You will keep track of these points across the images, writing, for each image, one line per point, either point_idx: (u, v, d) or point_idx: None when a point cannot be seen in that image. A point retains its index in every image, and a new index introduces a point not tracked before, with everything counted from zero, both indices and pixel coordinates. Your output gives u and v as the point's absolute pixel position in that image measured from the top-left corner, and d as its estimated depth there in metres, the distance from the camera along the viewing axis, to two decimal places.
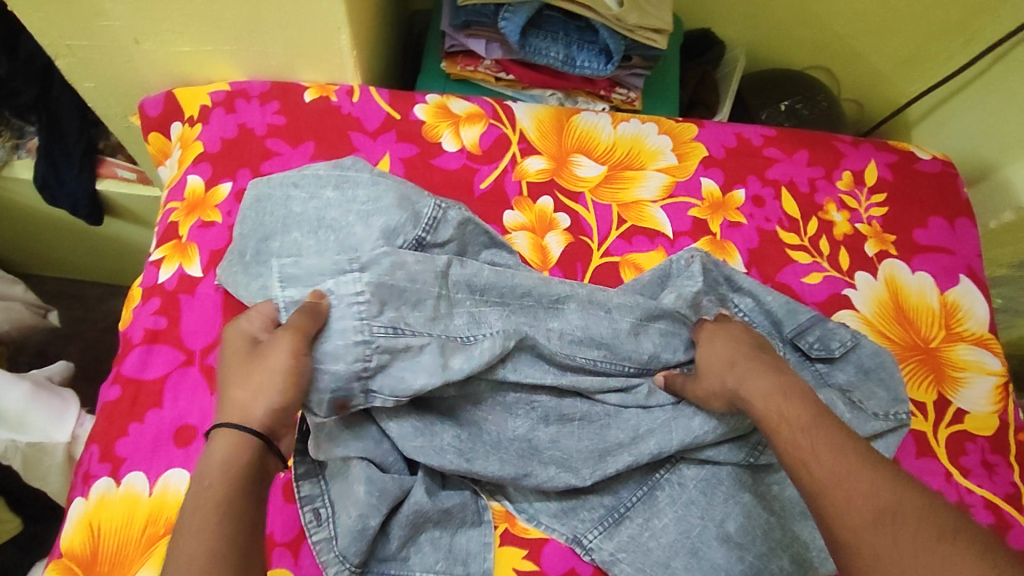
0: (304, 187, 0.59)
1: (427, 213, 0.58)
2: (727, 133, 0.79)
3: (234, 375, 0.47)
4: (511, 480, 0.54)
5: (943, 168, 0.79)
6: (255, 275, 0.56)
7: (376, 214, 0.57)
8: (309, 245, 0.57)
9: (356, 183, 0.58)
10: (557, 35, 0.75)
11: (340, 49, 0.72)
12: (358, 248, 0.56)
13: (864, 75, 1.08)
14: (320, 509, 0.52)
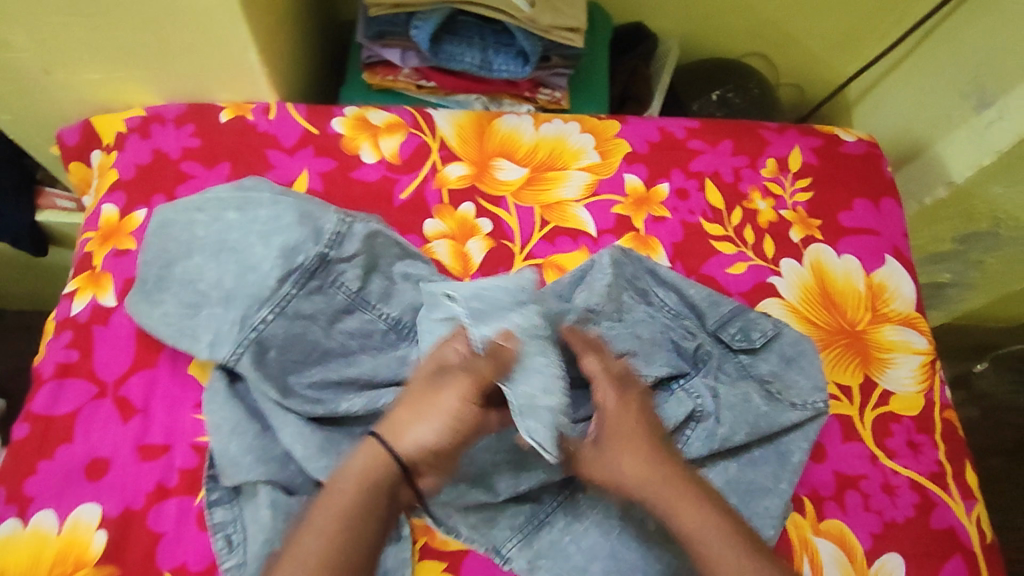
0: (208, 211, 0.58)
1: (331, 229, 0.58)
2: (650, 127, 0.78)
3: (417, 400, 0.51)
4: (423, 497, 0.54)
5: (868, 150, 0.79)
6: (156, 302, 0.56)
7: (276, 233, 0.57)
8: (212, 268, 0.56)
9: (258, 204, 0.58)
10: (472, 40, 0.74)
11: (252, 68, 0.71)
12: (258, 267, 0.56)
13: (801, 59, 1.09)
14: (232, 535, 0.53)
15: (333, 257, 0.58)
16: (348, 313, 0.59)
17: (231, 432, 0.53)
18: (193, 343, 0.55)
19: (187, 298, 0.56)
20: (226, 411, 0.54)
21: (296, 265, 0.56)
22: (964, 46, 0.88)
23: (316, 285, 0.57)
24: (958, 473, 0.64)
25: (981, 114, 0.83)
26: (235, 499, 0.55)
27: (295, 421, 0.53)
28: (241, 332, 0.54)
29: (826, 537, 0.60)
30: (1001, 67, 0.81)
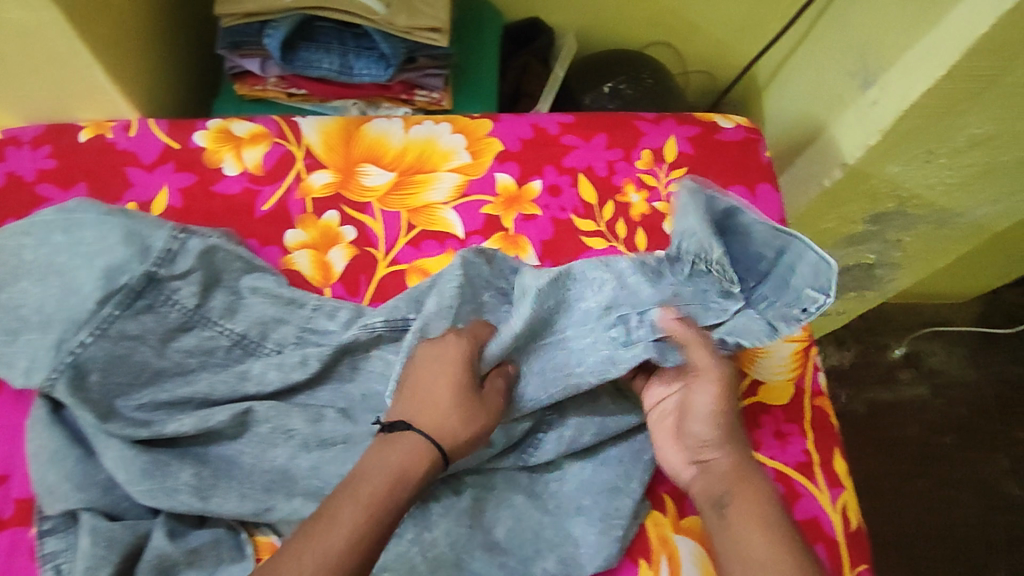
0: (33, 234, 0.56)
1: (160, 245, 0.58)
2: (523, 124, 0.77)
3: (456, 411, 0.55)
4: (250, 515, 0.54)
5: (746, 136, 0.78)
6: None
7: (101, 254, 0.55)
8: (31, 293, 0.54)
9: (83, 225, 0.57)
10: (331, 45, 0.74)
11: (103, 86, 0.70)
12: (80, 291, 0.54)
13: (706, 45, 1.08)
14: (61, 565, 0.51)
15: (162, 275, 0.57)
16: (186, 332, 0.58)
17: (51, 460, 0.53)
18: (10, 372, 0.54)
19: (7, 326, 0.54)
20: (48, 437, 0.53)
21: (119, 286, 0.55)
22: (851, 25, 0.86)
23: (144, 304, 0.56)
24: (825, 460, 0.63)
25: (866, 93, 0.82)
26: (72, 527, 0.52)
27: (118, 444, 0.53)
28: (58, 357, 0.52)
29: (686, 534, 0.60)
30: (881, 45, 0.80)
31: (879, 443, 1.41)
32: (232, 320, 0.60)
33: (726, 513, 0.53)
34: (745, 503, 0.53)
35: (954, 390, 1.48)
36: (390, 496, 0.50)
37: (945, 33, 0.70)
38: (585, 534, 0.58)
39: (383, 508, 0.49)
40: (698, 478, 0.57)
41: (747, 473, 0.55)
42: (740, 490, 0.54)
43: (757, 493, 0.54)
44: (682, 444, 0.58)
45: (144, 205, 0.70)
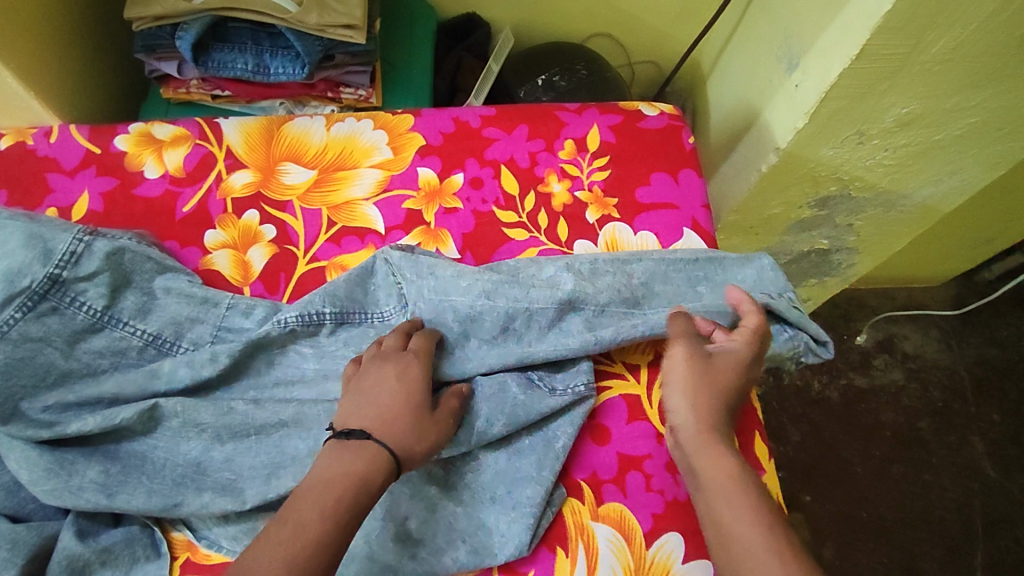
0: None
1: (61, 248, 0.56)
2: (445, 119, 0.77)
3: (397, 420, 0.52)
4: (158, 511, 0.53)
5: (668, 123, 0.78)
6: None
7: (0, 257, 0.55)
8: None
9: None
10: (245, 46, 0.74)
11: (17, 93, 0.70)
12: None
13: (648, 36, 1.08)
14: None
15: (67, 277, 0.56)
16: (94, 331, 0.57)
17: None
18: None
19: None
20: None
21: (21, 288, 0.54)
22: (776, 10, 0.86)
23: (47, 305, 0.55)
24: (745, 444, 0.63)
25: (791, 76, 0.82)
26: None
27: (21, 446, 0.52)
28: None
29: (604, 522, 0.58)
30: (802, 28, 0.80)
31: (853, 430, 1.40)
32: (144, 318, 0.59)
33: (701, 486, 0.51)
34: (714, 480, 0.51)
35: (928, 373, 1.47)
36: (355, 503, 0.47)
37: (853, 13, 0.70)
38: (500, 522, 0.56)
39: (349, 519, 0.47)
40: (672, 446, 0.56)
41: (722, 446, 0.53)
42: (707, 463, 0.52)
43: (731, 468, 0.51)
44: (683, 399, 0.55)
45: (65, 212, 0.70)
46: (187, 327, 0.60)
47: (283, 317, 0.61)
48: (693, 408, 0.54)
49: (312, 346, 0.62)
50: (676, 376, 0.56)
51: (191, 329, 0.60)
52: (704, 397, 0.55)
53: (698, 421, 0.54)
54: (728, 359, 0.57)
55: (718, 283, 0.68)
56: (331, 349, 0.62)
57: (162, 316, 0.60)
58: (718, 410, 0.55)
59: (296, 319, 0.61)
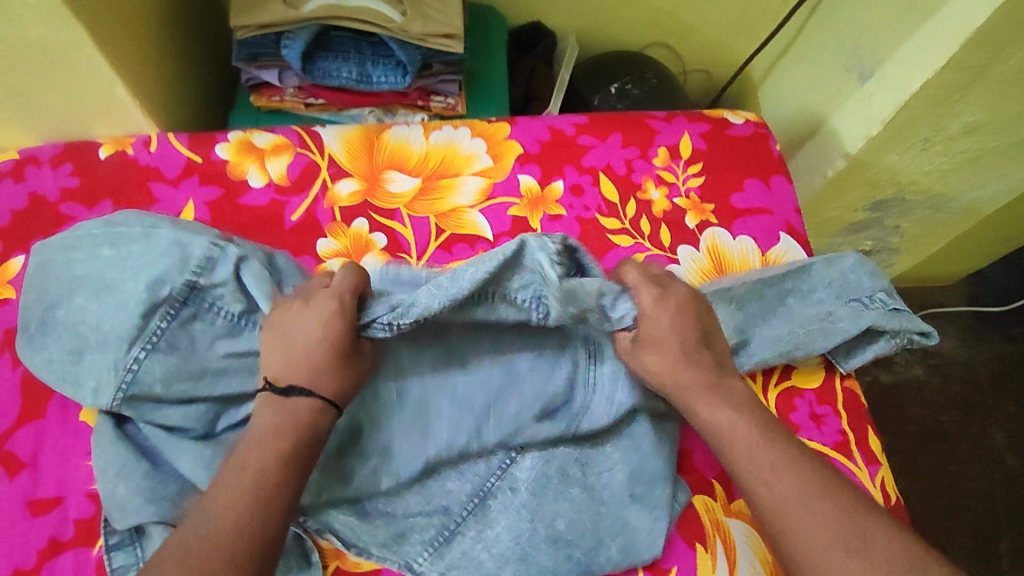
0: (84, 248, 0.57)
1: (198, 254, 0.56)
2: (541, 127, 0.78)
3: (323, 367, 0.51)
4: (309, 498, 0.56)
5: (755, 130, 0.80)
6: (39, 348, 0.55)
7: (144, 266, 0.55)
8: (88, 309, 0.54)
9: (129, 239, 0.57)
10: (349, 54, 0.74)
11: (122, 102, 0.69)
12: (128, 304, 0.54)
13: (702, 45, 1.11)
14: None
15: (203, 284, 0.55)
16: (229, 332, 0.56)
17: (117, 474, 0.53)
18: (76, 390, 0.54)
19: (67, 336, 0.55)
20: (116, 452, 0.54)
21: (162, 297, 0.54)
22: (843, 22, 0.90)
23: (189, 312, 0.55)
24: (862, 439, 0.65)
25: (863, 86, 0.86)
26: (136, 541, 0.54)
27: (190, 450, 0.54)
28: (116, 374, 0.53)
29: (736, 517, 0.61)
30: (878, 39, 0.83)
31: (885, 424, 1.45)
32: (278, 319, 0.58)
33: (715, 425, 0.54)
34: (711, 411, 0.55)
35: (949, 369, 1.52)
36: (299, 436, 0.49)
37: (940, 25, 0.73)
38: (645, 518, 0.58)
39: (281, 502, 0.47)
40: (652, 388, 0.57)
41: (702, 379, 0.55)
42: (699, 405, 0.55)
43: (718, 404, 0.55)
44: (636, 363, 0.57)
45: None
46: None
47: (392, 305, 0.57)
48: (668, 379, 0.55)
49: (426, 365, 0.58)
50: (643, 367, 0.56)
51: None
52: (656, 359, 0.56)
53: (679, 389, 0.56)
54: (660, 325, 0.56)
55: (806, 292, 0.69)
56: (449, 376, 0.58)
57: None
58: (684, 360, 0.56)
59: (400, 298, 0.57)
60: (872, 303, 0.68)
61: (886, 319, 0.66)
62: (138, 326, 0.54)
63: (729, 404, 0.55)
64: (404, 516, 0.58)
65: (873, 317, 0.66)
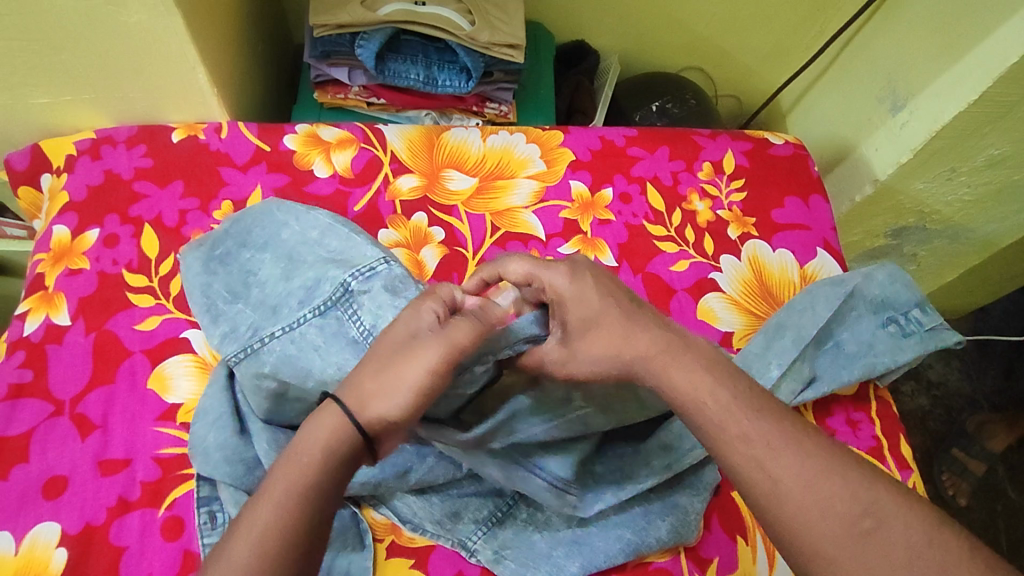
0: (300, 223, 0.65)
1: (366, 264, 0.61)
2: (592, 137, 0.82)
3: (377, 363, 0.46)
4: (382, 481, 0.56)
5: (795, 151, 0.85)
6: (208, 273, 0.63)
7: (330, 261, 0.62)
8: (268, 269, 0.62)
9: (336, 235, 0.64)
10: (417, 58, 0.79)
11: (200, 89, 0.74)
12: (293, 276, 0.62)
13: (735, 71, 1.16)
14: (216, 512, 0.55)
15: (354, 287, 0.60)
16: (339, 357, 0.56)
17: (212, 423, 0.57)
18: (211, 327, 0.60)
19: (236, 277, 0.63)
20: (216, 399, 0.58)
21: (323, 290, 0.60)
22: (877, 55, 0.95)
23: (334, 314, 0.59)
24: (893, 445, 0.68)
25: (895, 116, 0.90)
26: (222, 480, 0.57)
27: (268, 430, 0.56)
28: (250, 338, 0.58)
29: None
30: (910, 73, 0.88)
31: None
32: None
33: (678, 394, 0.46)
34: (653, 359, 0.48)
35: (954, 401, 1.38)
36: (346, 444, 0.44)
37: (972, 63, 0.79)
38: (694, 503, 0.60)
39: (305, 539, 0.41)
40: (567, 364, 0.51)
41: (659, 345, 0.48)
42: (672, 373, 0.47)
43: (689, 365, 0.47)
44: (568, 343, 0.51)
45: (239, 205, 0.72)
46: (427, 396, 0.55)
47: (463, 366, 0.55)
48: (624, 361, 0.49)
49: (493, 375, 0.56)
50: (594, 356, 0.50)
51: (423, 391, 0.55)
52: (602, 336, 0.50)
53: (633, 368, 0.49)
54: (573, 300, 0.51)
55: (848, 313, 0.71)
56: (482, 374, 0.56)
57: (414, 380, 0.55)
58: (621, 327, 0.49)
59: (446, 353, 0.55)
60: (909, 327, 0.71)
61: (922, 348, 0.69)
62: (288, 310, 0.59)
63: (701, 365, 0.47)
64: (458, 495, 0.59)
65: (912, 350, 0.69)
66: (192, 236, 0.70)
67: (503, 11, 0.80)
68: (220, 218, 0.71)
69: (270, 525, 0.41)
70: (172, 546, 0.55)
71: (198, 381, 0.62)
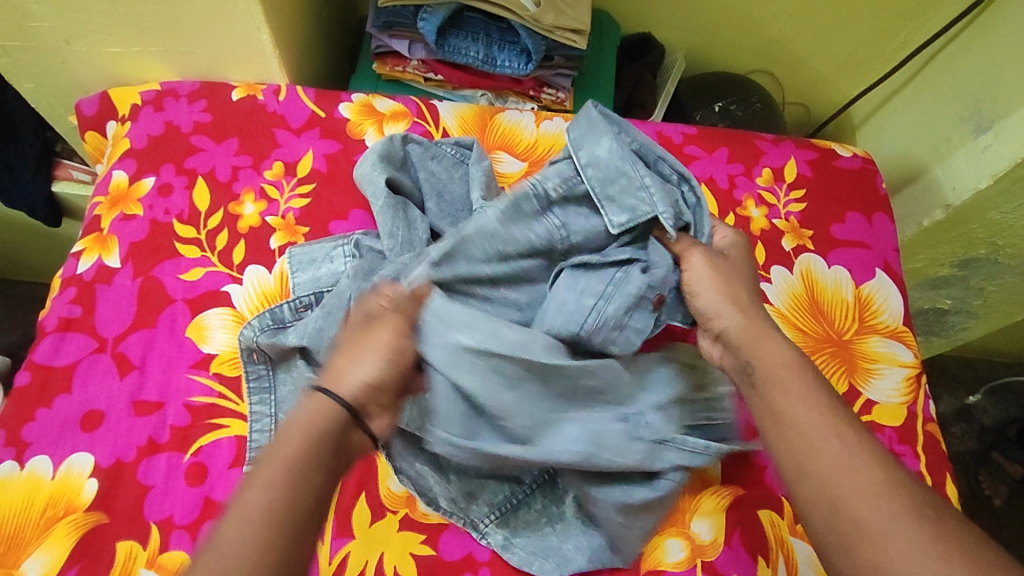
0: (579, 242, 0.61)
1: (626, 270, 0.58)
2: (649, 131, 0.80)
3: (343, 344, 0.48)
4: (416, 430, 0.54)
5: (863, 165, 0.80)
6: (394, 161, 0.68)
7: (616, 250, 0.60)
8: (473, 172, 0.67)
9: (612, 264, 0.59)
10: (478, 35, 0.77)
11: (264, 50, 0.74)
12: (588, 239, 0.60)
13: (807, 79, 1.11)
14: (263, 386, 0.60)
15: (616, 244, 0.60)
16: (608, 147, 0.60)
17: (299, 270, 0.64)
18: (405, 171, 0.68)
19: (450, 164, 0.69)
20: (333, 267, 0.64)
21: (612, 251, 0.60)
22: (966, 72, 0.89)
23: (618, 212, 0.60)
24: (938, 484, 0.64)
25: (978, 138, 0.85)
26: (272, 369, 0.61)
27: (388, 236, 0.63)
28: (437, 185, 0.68)
29: (800, 538, 0.60)
30: (999, 93, 0.83)
31: None
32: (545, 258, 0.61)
33: (738, 346, 0.54)
34: (746, 334, 0.54)
35: None
36: (330, 434, 0.45)
37: None
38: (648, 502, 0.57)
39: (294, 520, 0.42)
40: (698, 273, 0.58)
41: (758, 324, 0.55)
42: (767, 348, 0.53)
43: (773, 344, 0.53)
44: (698, 275, 0.58)
45: (290, 168, 0.73)
46: (598, 183, 0.60)
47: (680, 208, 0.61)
48: (726, 307, 0.56)
49: (632, 220, 0.59)
50: (697, 289, 0.57)
51: (599, 187, 0.60)
52: (743, 287, 0.57)
53: (737, 317, 0.55)
54: (736, 256, 0.61)
55: None
56: (643, 203, 0.59)
57: (603, 164, 0.60)
58: (737, 297, 0.56)
59: (677, 178, 0.62)
60: None
61: None
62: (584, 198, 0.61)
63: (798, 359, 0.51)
64: (475, 476, 0.58)
65: None
66: (241, 193, 0.71)
67: None
68: (270, 178, 0.72)
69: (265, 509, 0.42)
70: (192, 492, 0.57)
71: (234, 335, 0.63)
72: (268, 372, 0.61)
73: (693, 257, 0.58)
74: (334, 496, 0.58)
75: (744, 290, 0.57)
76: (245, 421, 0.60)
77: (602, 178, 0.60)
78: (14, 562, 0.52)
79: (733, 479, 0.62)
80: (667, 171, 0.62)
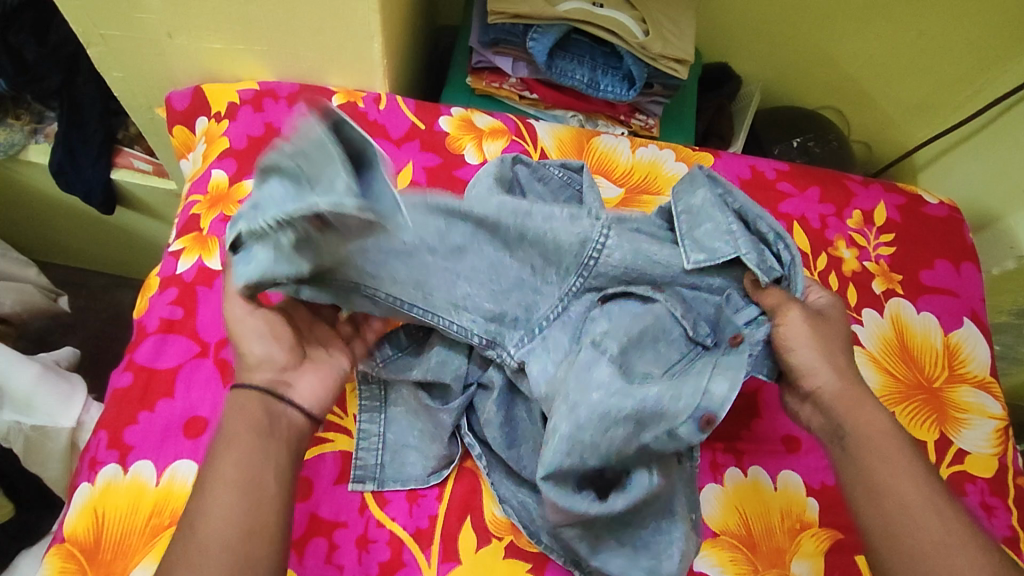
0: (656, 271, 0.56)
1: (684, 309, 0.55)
2: (742, 165, 0.80)
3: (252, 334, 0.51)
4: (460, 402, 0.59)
5: (950, 214, 0.81)
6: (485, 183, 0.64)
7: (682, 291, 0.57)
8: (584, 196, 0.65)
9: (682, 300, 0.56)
10: (583, 59, 0.77)
11: (371, 57, 0.74)
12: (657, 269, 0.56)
13: (874, 118, 1.11)
14: (374, 411, 0.60)
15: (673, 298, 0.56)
16: (703, 198, 0.59)
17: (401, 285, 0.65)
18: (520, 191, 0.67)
19: (557, 187, 0.69)
20: None
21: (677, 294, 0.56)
22: None
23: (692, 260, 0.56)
24: None
25: None
26: (383, 398, 0.60)
27: None
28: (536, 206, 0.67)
29: None
30: None
31: None
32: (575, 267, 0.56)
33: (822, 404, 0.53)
34: (845, 399, 0.52)
35: None
36: (256, 421, 0.47)
37: None
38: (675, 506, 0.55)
39: (257, 517, 0.43)
40: (796, 327, 0.54)
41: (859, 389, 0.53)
42: (861, 418, 0.51)
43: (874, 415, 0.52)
44: (794, 328, 0.54)
45: (390, 179, 0.72)
46: (681, 224, 0.58)
47: (769, 262, 0.57)
48: (818, 363, 0.53)
49: (711, 259, 0.56)
50: (794, 342, 0.54)
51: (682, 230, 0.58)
52: (841, 351, 0.55)
53: (830, 381, 0.53)
54: (835, 319, 0.57)
55: None
56: (725, 246, 0.56)
57: (692, 206, 0.59)
58: (835, 359, 0.54)
59: (774, 236, 0.58)
60: None
61: None
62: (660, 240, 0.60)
63: None
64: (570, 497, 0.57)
65: None
66: None
67: (675, 24, 0.78)
68: None
69: (231, 507, 0.43)
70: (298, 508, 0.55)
71: None
72: (382, 393, 0.60)
73: (793, 312, 0.54)
74: (439, 520, 0.57)
75: (839, 351, 0.55)
76: (352, 437, 0.59)
77: (687, 217, 0.59)
78: (122, 568, 0.52)
79: (831, 522, 0.62)
80: (764, 227, 0.58)
